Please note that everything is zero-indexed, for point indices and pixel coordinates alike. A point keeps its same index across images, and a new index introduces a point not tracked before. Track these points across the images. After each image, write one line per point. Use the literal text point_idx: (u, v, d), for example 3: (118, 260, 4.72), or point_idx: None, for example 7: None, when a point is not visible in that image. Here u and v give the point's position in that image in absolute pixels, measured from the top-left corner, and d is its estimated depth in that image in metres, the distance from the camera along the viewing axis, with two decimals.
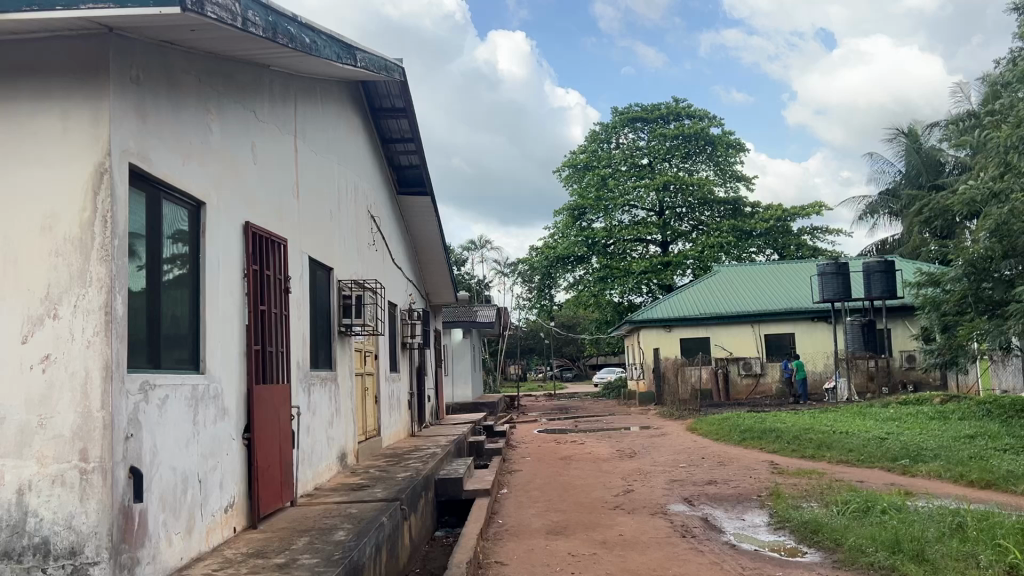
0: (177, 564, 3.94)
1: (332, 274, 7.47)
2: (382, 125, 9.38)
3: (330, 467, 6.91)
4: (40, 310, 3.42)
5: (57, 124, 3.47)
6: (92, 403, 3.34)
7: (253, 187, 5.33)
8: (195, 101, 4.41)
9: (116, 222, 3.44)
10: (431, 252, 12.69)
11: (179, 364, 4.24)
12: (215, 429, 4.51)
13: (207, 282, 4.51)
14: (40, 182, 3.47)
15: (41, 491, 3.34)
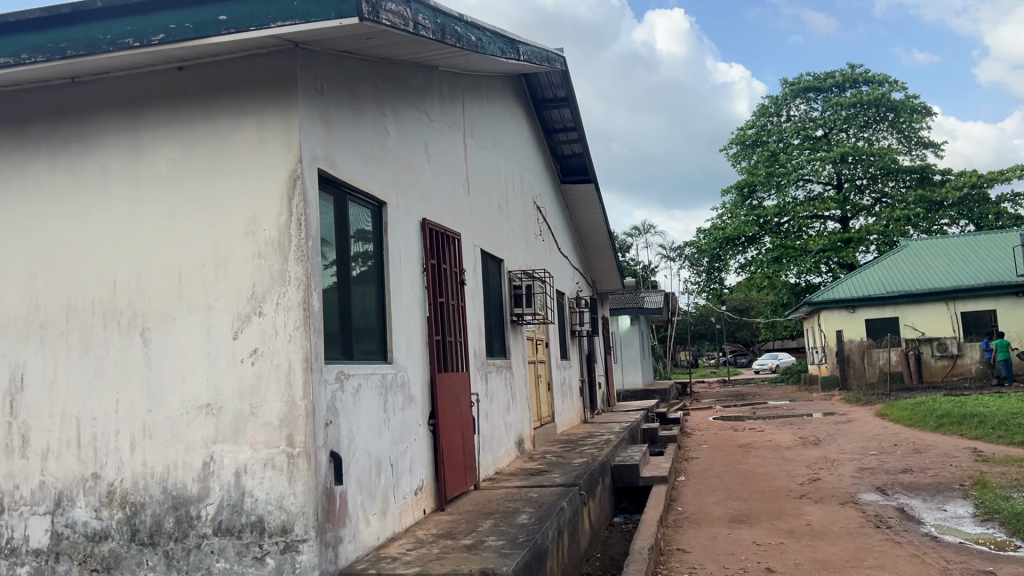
0: (375, 542, 4.20)
1: (503, 265, 7.64)
2: (545, 116, 9.47)
3: (509, 452, 7.09)
4: (247, 308, 3.72)
5: (254, 135, 3.76)
6: (296, 391, 3.62)
7: (428, 185, 5.55)
8: (373, 106, 4.65)
9: (309, 224, 3.70)
10: (598, 239, 12.69)
11: (369, 355, 4.50)
12: (403, 416, 4.75)
13: (391, 277, 4.75)
14: (243, 190, 3.76)
15: (255, 473, 3.64)
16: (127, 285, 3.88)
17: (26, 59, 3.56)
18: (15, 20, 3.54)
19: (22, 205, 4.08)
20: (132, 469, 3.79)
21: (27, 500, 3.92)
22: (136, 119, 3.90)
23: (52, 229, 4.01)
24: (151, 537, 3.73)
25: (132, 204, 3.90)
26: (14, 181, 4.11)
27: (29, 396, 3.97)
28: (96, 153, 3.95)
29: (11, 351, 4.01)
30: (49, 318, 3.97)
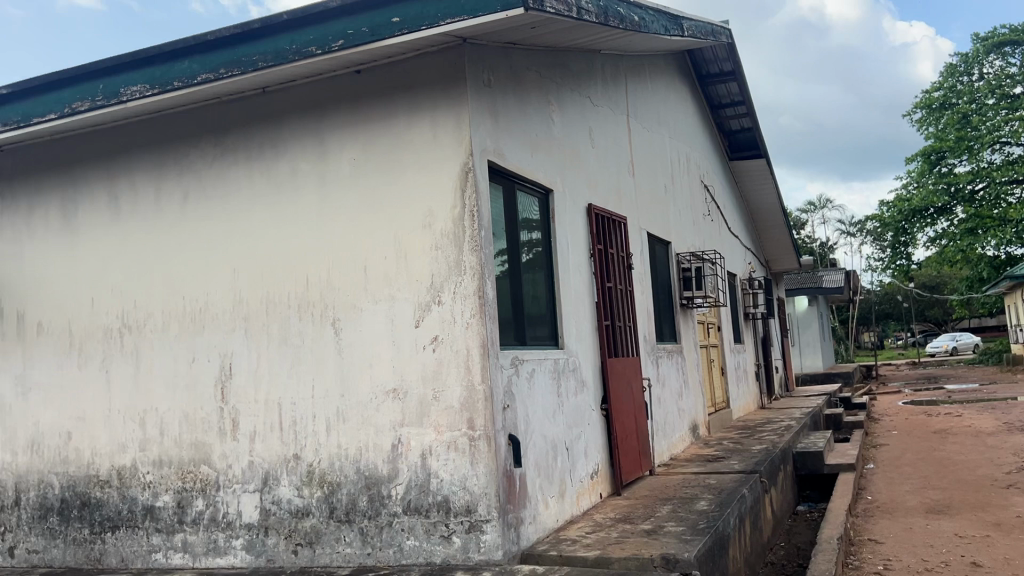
0: (554, 525, 4.27)
1: (671, 248, 7.51)
2: (710, 92, 9.20)
3: (684, 438, 6.98)
4: (427, 297, 3.88)
5: (427, 131, 3.90)
6: (475, 376, 3.73)
7: (593, 169, 5.54)
8: (538, 94, 4.69)
9: (482, 214, 3.81)
10: (770, 217, 12.19)
11: (542, 341, 4.56)
12: (577, 400, 4.79)
13: (561, 263, 4.79)
14: (419, 184, 3.92)
15: (439, 455, 3.80)
16: (318, 279, 4.13)
17: (223, 74, 3.84)
18: (213, 39, 3.83)
19: (223, 207, 4.34)
20: (328, 451, 4.04)
21: (238, 478, 4.21)
22: (320, 123, 4.13)
23: (251, 228, 4.28)
24: (347, 515, 3.97)
25: (320, 203, 4.14)
26: (216, 186, 4.35)
27: (236, 382, 4.27)
28: (286, 156, 4.20)
29: (221, 342, 4.31)
30: (251, 312, 4.27)
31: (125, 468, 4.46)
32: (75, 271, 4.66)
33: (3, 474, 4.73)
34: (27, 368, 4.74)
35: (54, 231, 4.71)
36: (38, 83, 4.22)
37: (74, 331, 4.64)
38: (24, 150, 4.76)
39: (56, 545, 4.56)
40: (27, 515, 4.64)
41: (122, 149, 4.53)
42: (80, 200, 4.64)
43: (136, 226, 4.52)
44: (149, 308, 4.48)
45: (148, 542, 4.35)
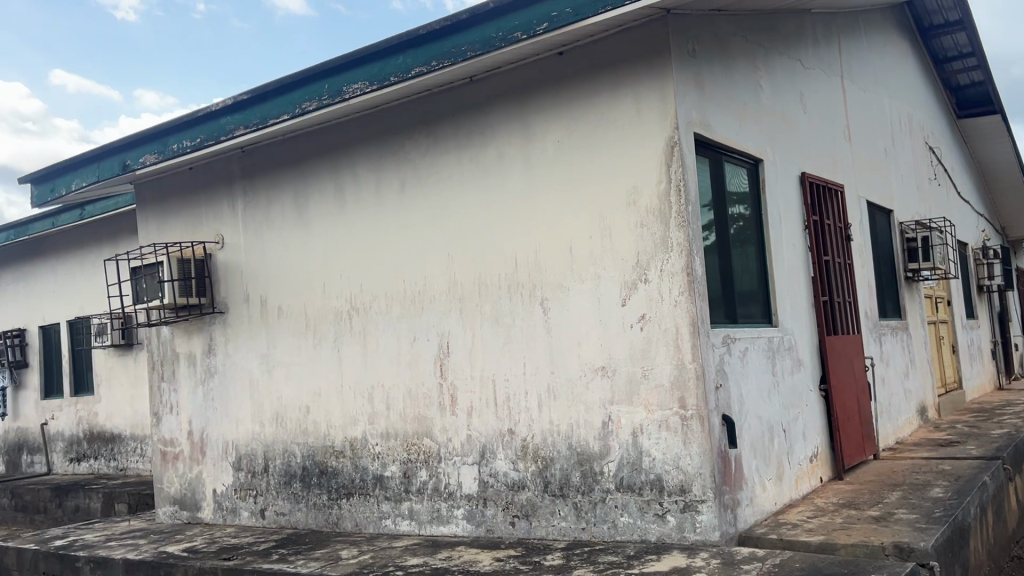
0: (773, 508, 4.13)
1: (893, 217, 6.99)
2: (934, 45, 8.44)
3: (911, 421, 6.50)
4: (633, 275, 3.85)
5: (631, 107, 3.87)
6: (685, 354, 3.67)
7: (805, 136, 5.26)
8: (745, 62, 4.51)
9: (689, 189, 3.72)
10: (1007, 179, 11.02)
11: (754, 319, 4.40)
12: (793, 379, 4.59)
13: (772, 237, 4.59)
14: (624, 161, 3.89)
15: (651, 434, 3.78)
16: (526, 259, 4.22)
17: (435, 66, 4.01)
18: (425, 33, 4.01)
19: (436, 193, 4.54)
20: (541, 427, 4.14)
21: (458, 451, 4.42)
22: (525, 108, 4.20)
23: (462, 212, 4.44)
24: (561, 490, 4.05)
25: (526, 184, 4.22)
26: (430, 173, 4.55)
27: (453, 361, 4.47)
28: (493, 141, 4.31)
29: (438, 322, 4.53)
30: (465, 293, 4.44)
31: (356, 440, 4.81)
32: (308, 258, 5.06)
33: (254, 443, 5.26)
34: (271, 348, 5.23)
35: (289, 222, 5.14)
36: (273, 87, 4.61)
37: (309, 314, 5.06)
38: (262, 149, 5.22)
39: (300, 508, 5.01)
40: (275, 481, 5.14)
41: (346, 144, 4.86)
42: (311, 193, 5.03)
43: (358, 216, 4.84)
44: (373, 291, 4.79)
45: (379, 509, 4.68)
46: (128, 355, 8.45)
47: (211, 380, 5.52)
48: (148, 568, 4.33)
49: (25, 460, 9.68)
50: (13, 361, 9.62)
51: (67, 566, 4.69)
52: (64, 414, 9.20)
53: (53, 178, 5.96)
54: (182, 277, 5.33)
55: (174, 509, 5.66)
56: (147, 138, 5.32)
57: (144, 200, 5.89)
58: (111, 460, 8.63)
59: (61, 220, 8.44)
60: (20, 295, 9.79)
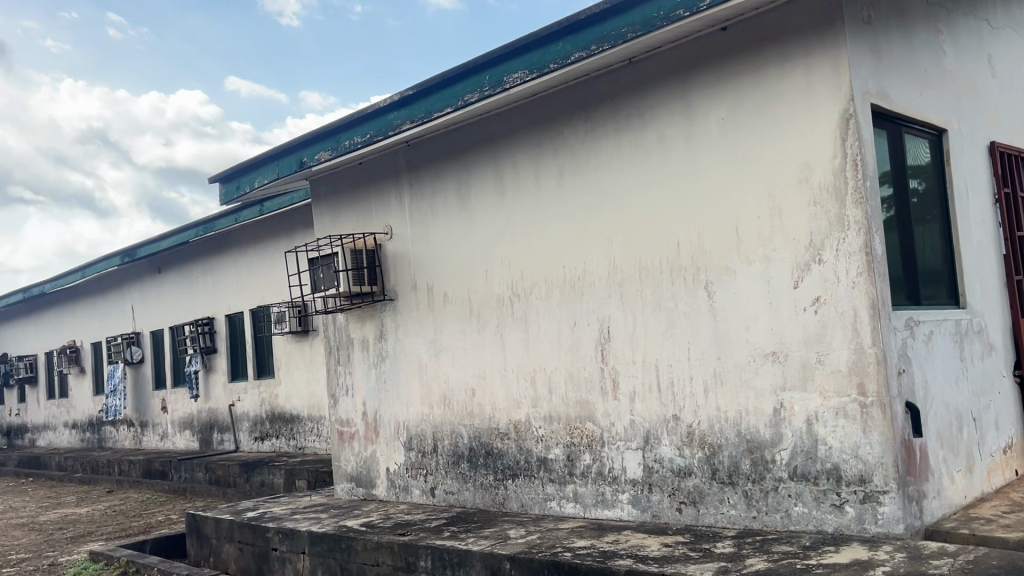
0: (962, 501, 3.87)
1: None
2: None
3: None
4: (806, 256, 3.71)
5: (801, 80, 3.71)
6: (864, 338, 3.50)
7: (994, 102, 4.85)
8: (925, 26, 4.22)
9: (866, 162, 3.54)
10: None
11: (939, 301, 4.13)
12: (983, 364, 4.27)
13: (959, 213, 4.28)
14: (793, 137, 3.74)
15: (827, 421, 3.64)
16: (689, 241, 4.14)
17: (595, 50, 4.00)
18: (585, 18, 4.01)
19: (595, 178, 4.53)
20: (709, 413, 4.06)
21: (622, 436, 4.41)
22: (686, 88, 4.12)
23: (622, 196, 4.41)
24: (730, 477, 3.97)
25: (689, 166, 4.13)
26: (589, 158, 4.55)
27: (615, 345, 4.46)
28: (654, 124, 4.26)
29: (599, 307, 4.53)
30: (626, 277, 4.41)
31: (521, 422, 4.91)
32: (470, 247, 5.20)
33: (423, 424, 5.48)
34: (437, 334, 5.41)
35: (452, 212, 5.30)
36: (437, 81, 4.76)
37: (473, 301, 5.20)
38: (426, 142, 5.40)
39: (468, 488, 5.18)
40: (444, 461, 5.33)
41: (506, 133, 4.94)
42: (473, 183, 5.16)
43: (518, 204, 4.91)
44: (534, 278, 4.85)
45: (544, 491, 4.76)
46: (304, 341, 9.01)
47: (382, 364, 5.79)
48: (331, 540, 4.60)
49: (216, 438, 10.53)
50: (203, 347, 10.47)
51: (259, 536, 5.07)
52: (249, 396, 9.93)
53: (238, 178, 6.43)
54: (356, 266, 5.63)
55: (351, 486, 6.00)
56: (321, 136, 5.62)
57: (319, 195, 6.24)
58: (291, 439, 9.24)
59: (243, 216, 9.08)
60: (208, 286, 10.64)
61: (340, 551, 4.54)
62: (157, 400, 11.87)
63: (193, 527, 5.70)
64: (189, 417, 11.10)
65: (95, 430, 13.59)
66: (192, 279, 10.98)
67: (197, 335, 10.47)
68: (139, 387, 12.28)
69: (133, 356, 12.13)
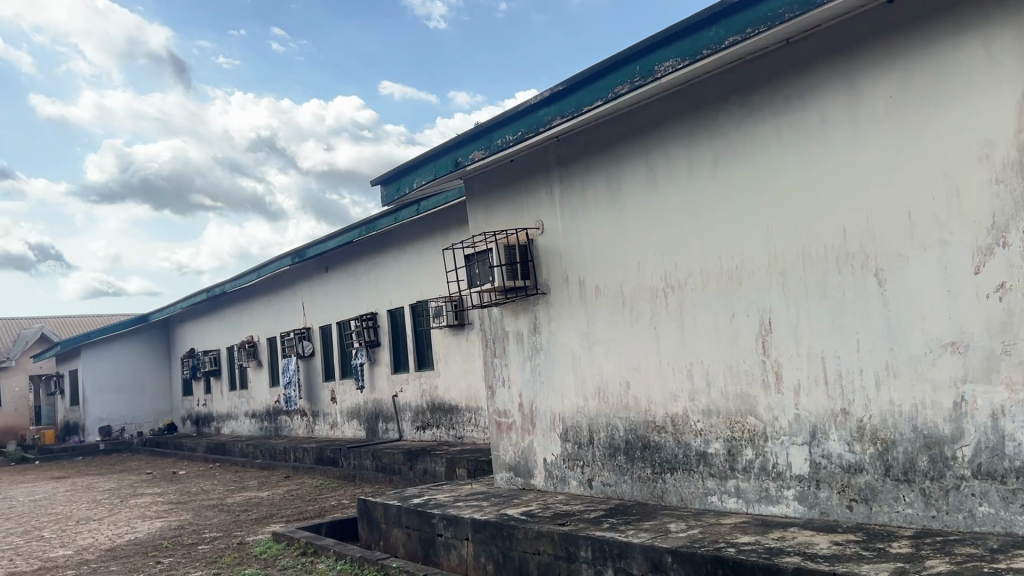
0: None
1: None
2: None
3: None
4: (988, 239, 3.46)
5: (979, 52, 3.46)
6: None
7: None
8: None
9: None
10: None
11: None
12: None
13: None
14: (971, 113, 3.50)
15: (1016, 417, 3.38)
16: (855, 227, 3.96)
17: (751, 33, 3.88)
18: (738, 1, 3.91)
19: (752, 164, 4.40)
20: (881, 406, 3.87)
21: (786, 430, 4.28)
22: (849, 65, 3.93)
23: (782, 182, 4.27)
24: (906, 474, 3.77)
25: (855, 148, 3.94)
26: (746, 144, 4.43)
27: (777, 337, 4.32)
28: (815, 105, 4.09)
29: (759, 297, 4.40)
30: (787, 266, 4.26)
31: (678, 416, 4.86)
32: (622, 240, 5.18)
33: (579, 416, 5.53)
34: (591, 327, 5.44)
35: (604, 205, 5.30)
36: (587, 74, 4.77)
37: (626, 293, 5.18)
38: (576, 136, 5.43)
39: (626, 480, 5.18)
40: (601, 453, 5.36)
41: (657, 123, 4.89)
42: (624, 174, 5.14)
43: (672, 195, 4.85)
44: (689, 269, 4.77)
45: (704, 485, 4.69)
46: (461, 334, 9.29)
47: (537, 356, 5.88)
48: (493, 528, 4.73)
49: (381, 427, 11.06)
50: (368, 341, 11.01)
51: (425, 522, 5.29)
52: (410, 387, 10.35)
53: (397, 179, 6.70)
54: (509, 262, 5.73)
55: (510, 475, 6.14)
56: (474, 135, 5.77)
57: (473, 193, 6.41)
58: (451, 429, 9.56)
59: (401, 215, 9.45)
60: (371, 282, 11.16)
61: (502, 539, 4.66)
62: (326, 390, 12.59)
63: (364, 511, 6.02)
64: (356, 407, 11.71)
65: (272, 419, 14.59)
66: (356, 277, 11.56)
67: (362, 329, 11.01)
68: (310, 379, 13.07)
69: (304, 349, 12.92)
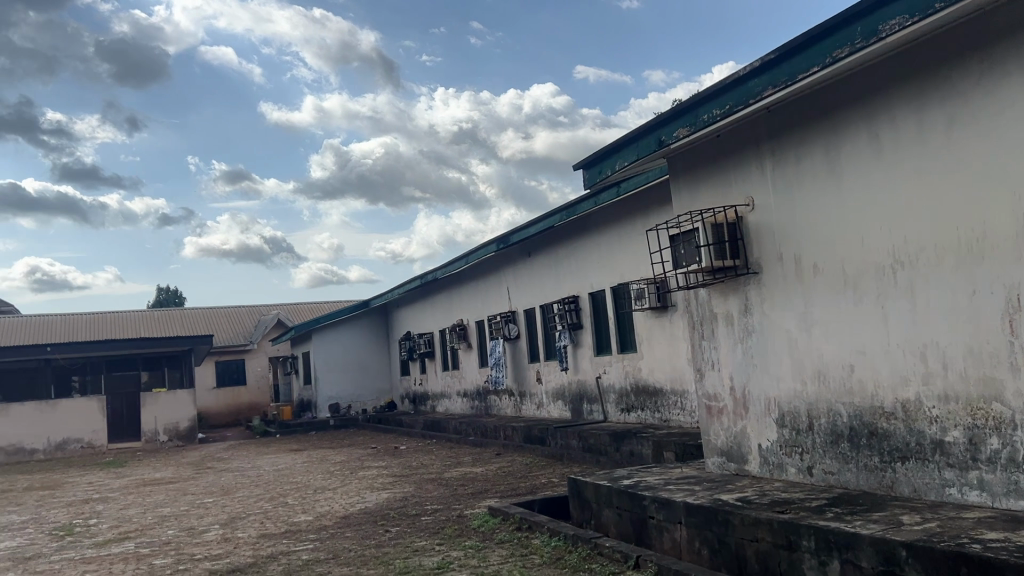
0: None
1: None
2: None
3: None
4: None
5: None
6: None
7: None
8: None
9: None
10: None
11: None
12: None
13: None
14: None
15: None
16: None
17: None
18: None
19: (992, 126, 4.00)
20: None
21: None
22: None
23: None
24: None
25: None
26: (984, 104, 4.02)
27: None
28: None
29: (1005, 271, 3.98)
30: None
31: (910, 401, 4.52)
32: (844, 212, 4.87)
33: (797, 401, 5.29)
34: (809, 307, 5.17)
35: (821, 178, 5.02)
36: (801, 40, 4.53)
37: (848, 269, 4.88)
38: (790, 106, 5.17)
39: (850, 469, 4.91)
40: (821, 439, 5.10)
41: (880, 86, 4.55)
42: (844, 144, 4.83)
43: (901, 163, 4.49)
44: (921, 242, 4.40)
45: (941, 476, 4.34)
46: (664, 317, 9.19)
47: (750, 338, 5.68)
48: (708, 513, 4.65)
49: (586, 409, 11.17)
50: (571, 323, 11.19)
51: (636, 503, 5.29)
52: (614, 369, 10.38)
53: (599, 162, 6.71)
54: (717, 241, 5.64)
55: (723, 460, 6.00)
56: (678, 112, 5.65)
57: (676, 171, 6.30)
58: (656, 412, 9.48)
59: (602, 198, 9.46)
60: (572, 267, 11.30)
61: (718, 524, 4.56)
62: (532, 371, 12.90)
63: (576, 491, 6.12)
64: (561, 388, 11.91)
65: (482, 398, 15.18)
66: (559, 261, 11.74)
67: (565, 312, 11.21)
68: (517, 360, 13.45)
69: (511, 332, 13.34)
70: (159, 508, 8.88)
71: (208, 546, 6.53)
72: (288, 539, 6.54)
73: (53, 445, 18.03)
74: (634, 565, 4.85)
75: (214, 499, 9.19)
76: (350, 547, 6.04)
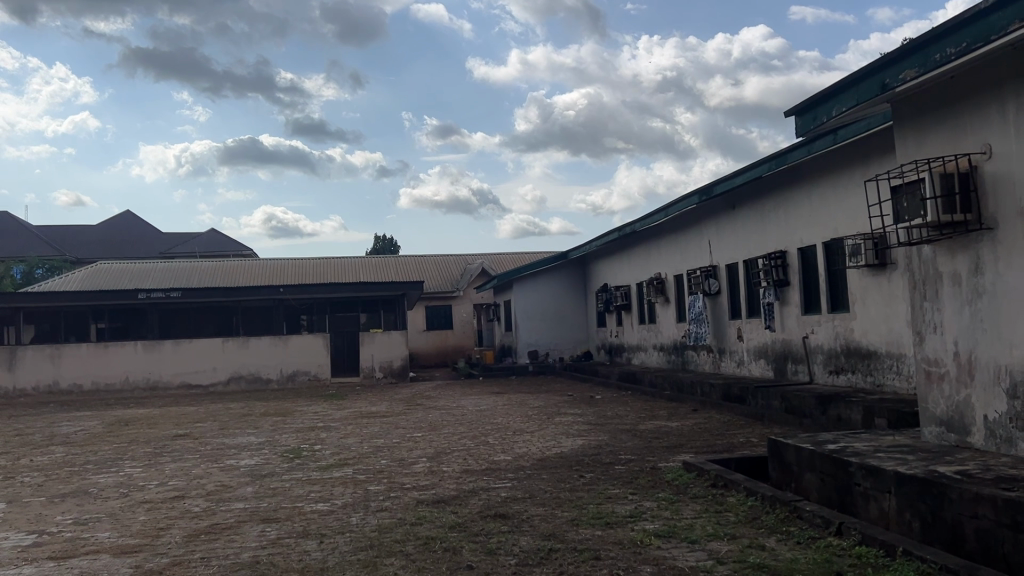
0: None
1: None
2: None
3: None
4: None
5: None
6: None
7: None
8: None
9: None
10: None
11: None
12: None
13: None
14: None
15: None
16: None
17: None
18: None
19: None
20: None
21: None
22: None
23: None
24: None
25: None
26: None
27: None
28: None
29: None
30: None
31: None
32: None
33: None
34: None
35: None
36: None
37: None
38: None
39: None
40: None
41: None
42: None
43: None
44: None
45: None
46: (882, 275, 8.59)
47: (979, 300, 5.18)
48: (921, 484, 4.36)
49: (790, 368, 10.75)
50: (776, 280, 10.78)
51: (841, 469, 5.07)
52: (823, 328, 9.87)
53: (814, 108, 6.32)
54: (945, 193, 5.17)
55: (942, 430, 5.59)
56: (906, 52, 5.18)
57: (902, 115, 5.82)
58: (868, 376, 8.94)
59: (816, 146, 8.93)
60: (780, 220, 10.82)
61: (932, 496, 4.28)
62: (733, 328, 12.56)
63: (775, 451, 5.95)
64: (764, 346, 11.51)
65: (679, 352, 14.99)
66: (765, 214, 11.27)
67: (770, 268, 10.83)
68: (717, 316, 13.15)
69: (711, 287, 13.08)
70: (374, 439, 9.61)
71: (417, 477, 7.02)
72: (489, 476, 6.88)
73: (285, 375, 19.91)
74: (836, 532, 4.66)
75: (422, 433, 9.81)
76: (546, 489, 6.26)
